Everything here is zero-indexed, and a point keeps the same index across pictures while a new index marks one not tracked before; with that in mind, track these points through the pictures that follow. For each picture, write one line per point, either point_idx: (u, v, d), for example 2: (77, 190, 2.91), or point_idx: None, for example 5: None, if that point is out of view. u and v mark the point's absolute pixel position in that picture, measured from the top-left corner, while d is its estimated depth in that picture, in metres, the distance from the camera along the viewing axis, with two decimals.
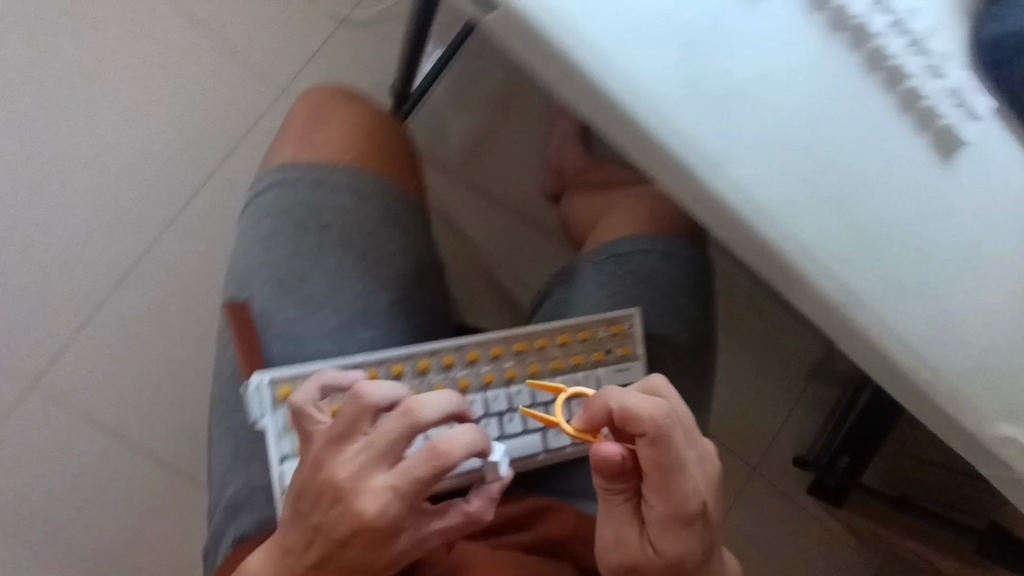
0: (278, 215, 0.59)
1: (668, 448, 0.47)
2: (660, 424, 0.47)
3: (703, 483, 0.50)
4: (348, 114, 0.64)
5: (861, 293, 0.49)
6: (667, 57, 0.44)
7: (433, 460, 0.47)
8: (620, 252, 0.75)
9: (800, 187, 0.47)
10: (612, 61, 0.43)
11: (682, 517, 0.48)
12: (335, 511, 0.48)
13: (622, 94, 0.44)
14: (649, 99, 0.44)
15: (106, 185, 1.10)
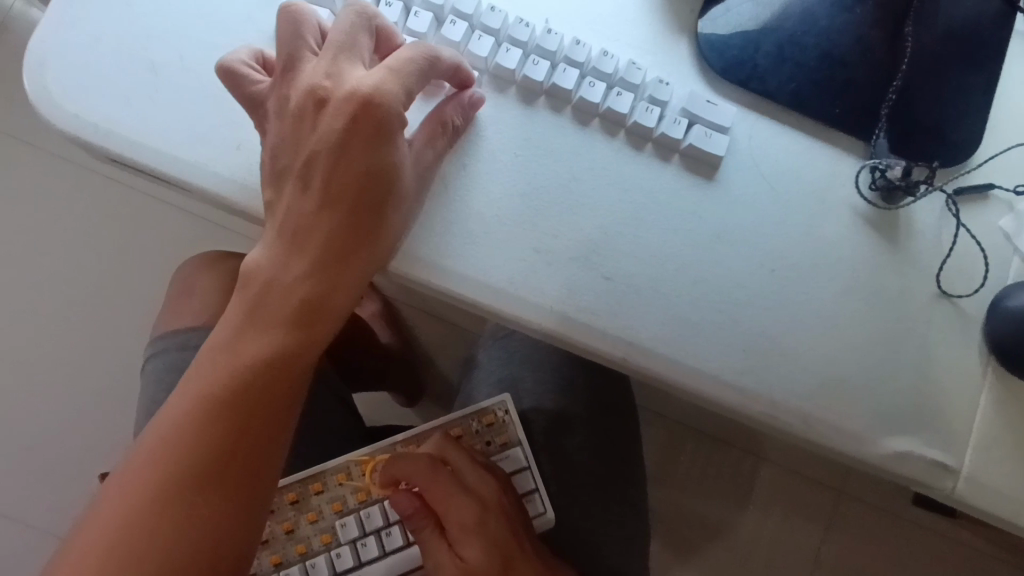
0: (154, 384, 0.65)
1: (440, 479, 0.56)
2: (427, 466, 0.56)
3: (488, 497, 0.57)
4: (213, 276, 0.73)
5: (651, 341, 0.46)
6: None
7: (370, 119, 0.41)
8: (504, 334, 0.74)
9: (536, 259, 0.46)
10: None
11: (471, 525, 0.56)
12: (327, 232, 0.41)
13: None
14: None
15: None
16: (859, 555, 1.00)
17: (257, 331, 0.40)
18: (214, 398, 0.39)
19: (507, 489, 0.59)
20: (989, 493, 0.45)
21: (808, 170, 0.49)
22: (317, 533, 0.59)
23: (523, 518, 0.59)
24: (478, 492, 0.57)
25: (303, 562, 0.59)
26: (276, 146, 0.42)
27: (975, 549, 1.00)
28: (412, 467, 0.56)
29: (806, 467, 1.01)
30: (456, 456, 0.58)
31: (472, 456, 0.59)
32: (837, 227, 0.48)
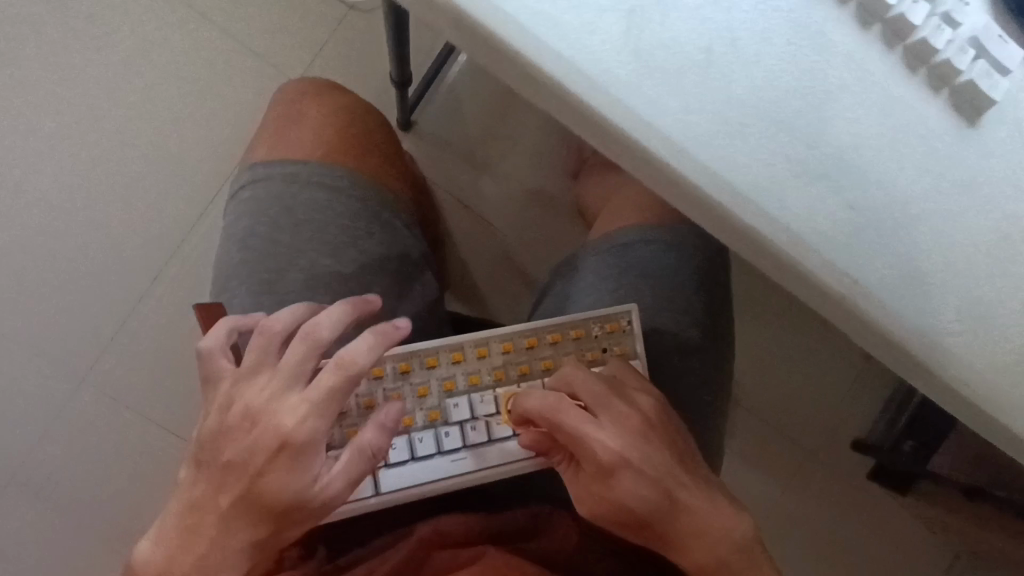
0: (252, 214, 0.59)
1: (563, 416, 0.52)
2: (545, 406, 0.53)
3: (620, 441, 0.52)
4: (321, 108, 0.63)
5: (871, 283, 0.43)
6: (617, 21, 0.38)
7: (344, 391, 0.50)
8: (622, 242, 0.69)
9: (783, 166, 0.41)
10: (555, 32, 0.38)
11: (604, 470, 0.51)
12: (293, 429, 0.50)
13: (565, 67, 0.38)
14: (600, 71, 0.38)
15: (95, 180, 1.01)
16: (821, 514, 1.11)
17: (259, 520, 0.50)
18: (230, 527, 0.50)
19: (645, 430, 0.54)
20: None
21: None
22: (426, 409, 0.58)
23: (671, 459, 0.53)
24: (603, 427, 0.52)
25: (408, 434, 0.57)
26: (243, 408, 0.50)
27: (919, 532, 1.11)
28: (534, 404, 0.53)
29: (797, 426, 1.11)
30: (576, 384, 0.54)
31: (595, 384, 0.54)
32: None
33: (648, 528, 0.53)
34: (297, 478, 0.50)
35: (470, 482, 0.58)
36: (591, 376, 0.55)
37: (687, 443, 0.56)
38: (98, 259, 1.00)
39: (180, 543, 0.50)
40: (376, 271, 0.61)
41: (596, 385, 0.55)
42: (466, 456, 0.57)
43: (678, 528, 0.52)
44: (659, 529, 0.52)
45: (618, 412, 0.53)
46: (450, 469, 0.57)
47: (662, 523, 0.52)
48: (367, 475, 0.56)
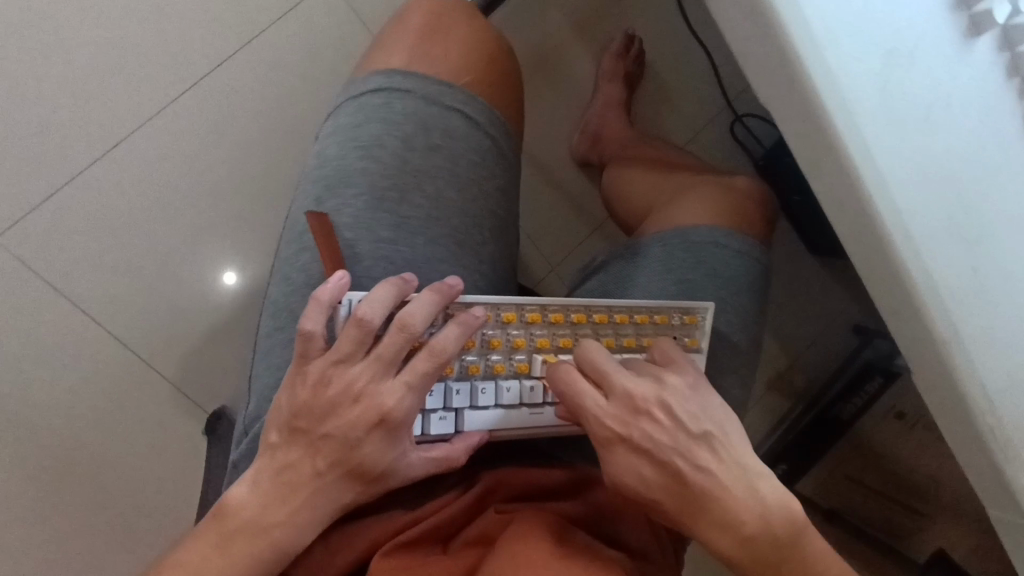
0: (384, 123, 0.55)
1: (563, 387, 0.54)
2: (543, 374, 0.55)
3: (619, 416, 0.53)
4: (470, 30, 0.59)
5: (967, 337, 0.50)
6: (879, 56, 0.43)
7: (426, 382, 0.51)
8: (693, 239, 0.73)
9: (943, 222, 0.47)
10: (819, 54, 0.42)
11: (601, 441, 0.54)
12: (351, 413, 0.50)
13: (824, 80, 0.42)
14: (848, 98, 0.43)
15: (150, 69, 1.03)
16: None
17: (350, 481, 0.52)
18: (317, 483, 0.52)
19: (643, 405, 0.53)
20: None
21: None
22: (516, 361, 0.57)
23: (675, 437, 0.52)
24: (604, 406, 0.54)
25: (497, 381, 0.56)
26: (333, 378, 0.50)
27: None
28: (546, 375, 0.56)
29: None
30: (583, 355, 0.55)
31: (602, 359, 0.55)
32: None
33: (665, 508, 0.53)
34: (389, 450, 0.52)
35: (542, 436, 0.59)
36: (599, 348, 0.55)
37: (700, 418, 0.53)
38: (143, 150, 1.04)
39: (284, 434, 0.52)
40: (491, 215, 0.58)
41: (609, 357, 0.55)
42: (547, 412, 0.58)
43: (700, 511, 0.51)
44: (677, 510, 0.52)
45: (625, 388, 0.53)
46: (528, 421, 0.58)
47: (679, 504, 0.52)
48: (452, 414, 0.56)
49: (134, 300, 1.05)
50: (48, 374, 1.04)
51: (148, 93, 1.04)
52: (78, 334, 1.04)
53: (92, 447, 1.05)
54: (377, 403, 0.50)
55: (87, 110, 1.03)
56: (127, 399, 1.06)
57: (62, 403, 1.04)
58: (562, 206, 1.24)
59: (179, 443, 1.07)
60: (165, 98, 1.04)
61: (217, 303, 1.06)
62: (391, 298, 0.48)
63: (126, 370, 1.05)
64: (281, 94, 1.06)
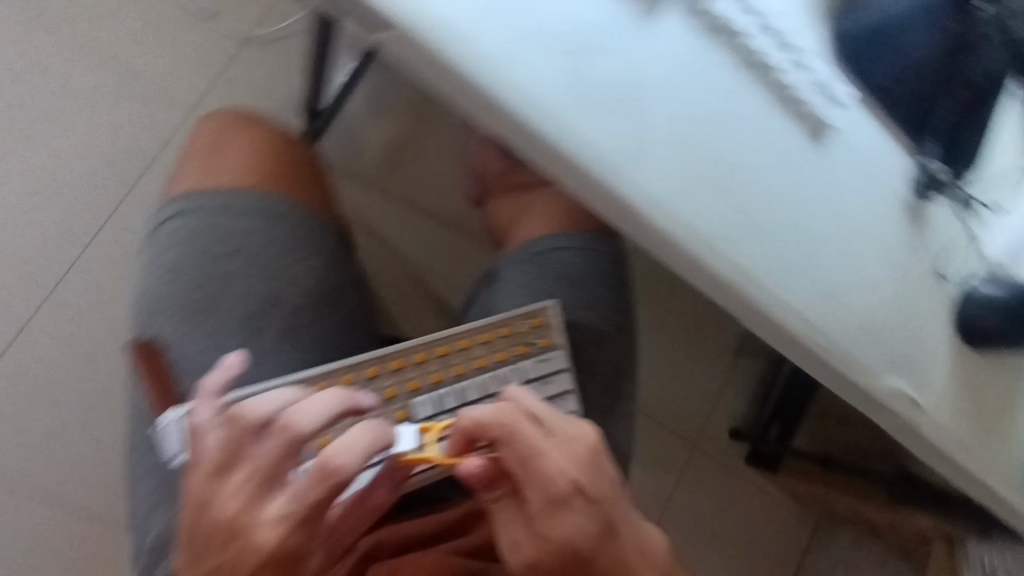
0: (186, 242, 0.58)
1: (508, 429, 0.53)
2: (500, 422, 0.52)
3: (568, 464, 0.53)
4: (253, 135, 0.64)
5: (754, 270, 0.54)
6: (565, 64, 0.49)
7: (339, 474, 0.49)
8: (539, 250, 0.77)
9: (689, 179, 0.52)
10: (503, 80, 0.49)
11: (559, 496, 0.51)
12: (231, 551, 0.48)
13: (515, 99, 0.49)
14: (544, 108, 0.49)
15: (39, 242, 1.10)
16: (704, 489, 1.32)
17: None
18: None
19: (594, 461, 0.54)
20: (938, 427, 0.63)
21: (887, 151, 0.58)
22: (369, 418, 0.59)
23: (608, 505, 0.53)
24: (551, 453, 0.52)
25: None
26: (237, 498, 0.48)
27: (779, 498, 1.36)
28: (484, 417, 0.53)
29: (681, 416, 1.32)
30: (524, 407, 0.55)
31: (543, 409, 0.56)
32: (892, 208, 0.59)
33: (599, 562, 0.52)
34: None
35: (416, 485, 0.60)
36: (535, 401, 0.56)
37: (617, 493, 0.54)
38: (50, 317, 1.09)
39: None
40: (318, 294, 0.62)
41: (544, 408, 0.56)
42: None
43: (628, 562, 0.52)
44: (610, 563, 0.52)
45: (569, 439, 0.54)
46: None
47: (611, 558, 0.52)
48: None
49: (76, 461, 1.08)
50: (8, 559, 1.04)
51: (43, 264, 1.10)
52: (29, 510, 1.06)
53: None
54: (253, 540, 0.47)
55: None
56: (94, 558, 1.06)
57: None
58: (462, 241, 1.25)
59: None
60: (59, 263, 1.10)
61: None
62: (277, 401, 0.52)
63: (86, 530, 1.07)
64: None
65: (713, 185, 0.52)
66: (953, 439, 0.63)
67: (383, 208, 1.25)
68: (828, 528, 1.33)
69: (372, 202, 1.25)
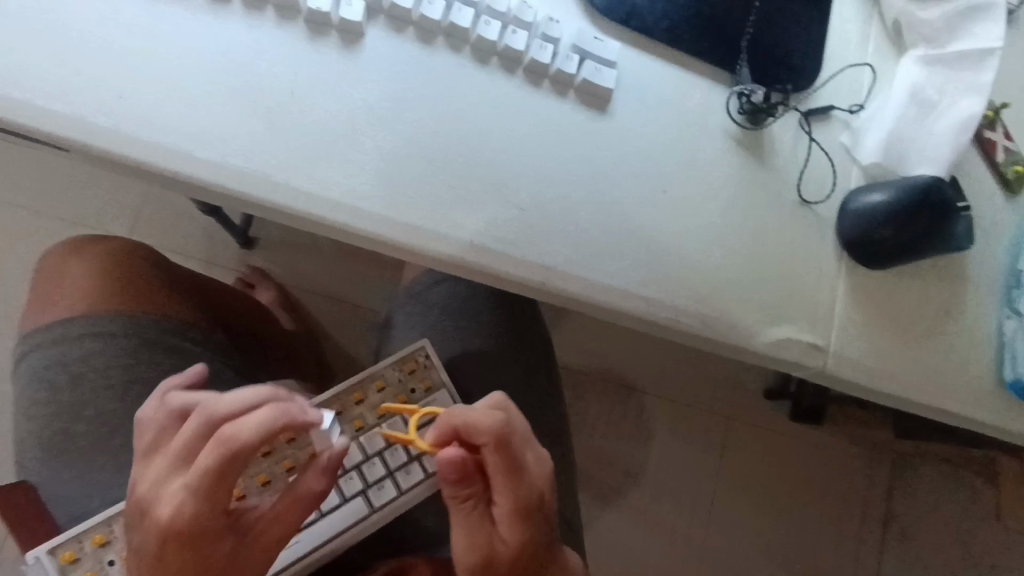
0: (32, 383, 0.59)
1: (507, 440, 0.47)
2: (497, 426, 0.47)
3: (542, 484, 0.50)
4: (86, 259, 0.65)
5: (561, 263, 0.49)
6: (258, 120, 0.44)
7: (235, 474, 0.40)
8: (416, 288, 0.75)
9: (450, 195, 0.47)
10: (195, 156, 0.43)
11: (527, 509, 0.49)
12: (143, 532, 0.41)
13: (217, 174, 0.43)
14: (251, 173, 0.44)
15: None
16: (752, 467, 1.10)
17: None
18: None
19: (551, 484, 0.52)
20: (853, 364, 0.55)
21: (688, 95, 0.54)
22: None
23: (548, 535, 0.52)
24: (530, 475, 0.49)
25: None
26: (151, 483, 0.42)
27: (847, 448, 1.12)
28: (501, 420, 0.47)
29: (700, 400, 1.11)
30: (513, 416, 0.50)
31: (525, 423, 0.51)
32: (714, 151, 0.54)
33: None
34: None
35: (310, 564, 0.60)
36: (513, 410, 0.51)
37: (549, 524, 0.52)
38: None
39: None
40: None
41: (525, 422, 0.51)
42: (299, 540, 0.59)
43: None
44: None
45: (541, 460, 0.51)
46: (285, 557, 0.59)
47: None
48: None
49: None
50: None
51: None
52: None
53: None
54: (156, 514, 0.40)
55: None
56: None
57: None
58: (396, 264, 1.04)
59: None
60: None
61: None
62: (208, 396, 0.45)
63: None
64: None
65: (484, 191, 0.48)
66: (874, 372, 0.55)
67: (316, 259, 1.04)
68: (907, 468, 1.11)
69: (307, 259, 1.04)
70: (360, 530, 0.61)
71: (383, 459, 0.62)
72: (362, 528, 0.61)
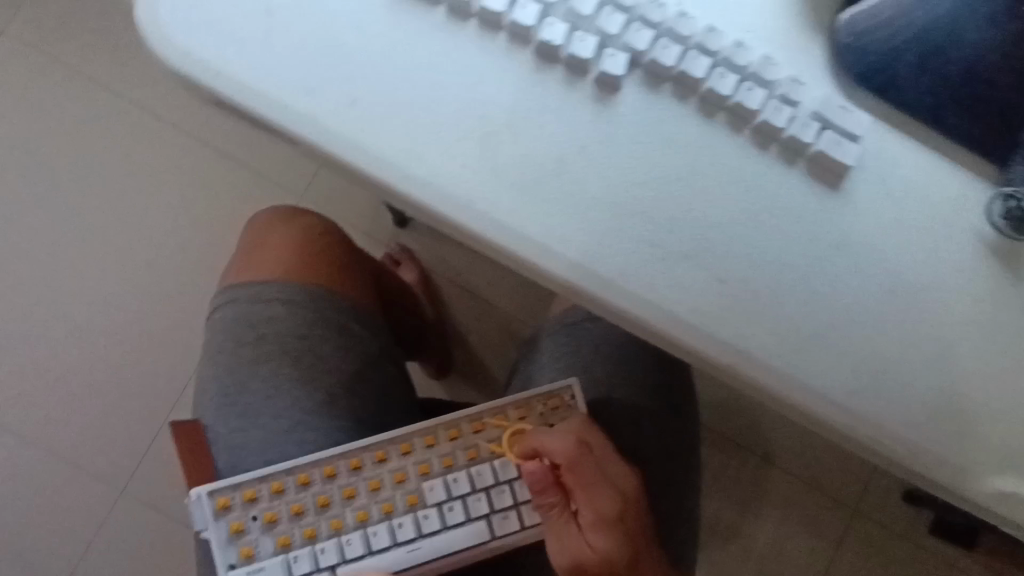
0: (222, 336, 0.66)
1: (578, 463, 0.58)
2: (575, 453, 0.58)
3: (621, 495, 0.60)
4: (288, 232, 0.72)
5: (754, 348, 0.44)
6: (474, 143, 0.44)
7: None
8: (570, 319, 0.73)
9: (648, 252, 0.44)
10: (414, 172, 0.43)
11: (607, 516, 0.58)
12: None
13: (426, 192, 0.43)
14: (465, 194, 0.44)
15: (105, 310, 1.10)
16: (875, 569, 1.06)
17: None
18: None
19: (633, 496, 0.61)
20: None
21: (944, 184, 0.46)
22: (379, 502, 0.61)
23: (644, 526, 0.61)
24: (620, 483, 0.60)
25: (363, 528, 0.60)
26: None
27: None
28: (571, 448, 0.58)
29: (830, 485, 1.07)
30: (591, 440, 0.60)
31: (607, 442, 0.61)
32: (966, 252, 0.45)
33: None
34: None
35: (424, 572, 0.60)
36: (596, 431, 0.61)
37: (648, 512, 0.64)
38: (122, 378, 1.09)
39: None
40: (335, 371, 0.66)
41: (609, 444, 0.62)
42: (421, 545, 0.60)
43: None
44: None
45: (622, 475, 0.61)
46: (407, 559, 0.59)
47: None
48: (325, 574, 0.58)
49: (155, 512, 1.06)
50: None
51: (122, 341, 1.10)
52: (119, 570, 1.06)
53: None
54: None
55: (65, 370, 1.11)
56: None
57: None
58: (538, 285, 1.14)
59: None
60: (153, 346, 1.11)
61: None
62: None
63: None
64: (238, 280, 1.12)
65: (686, 254, 0.45)
66: None
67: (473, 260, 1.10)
68: None
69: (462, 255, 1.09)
70: (474, 553, 0.61)
71: (512, 489, 0.62)
72: (477, 552, 0.61)
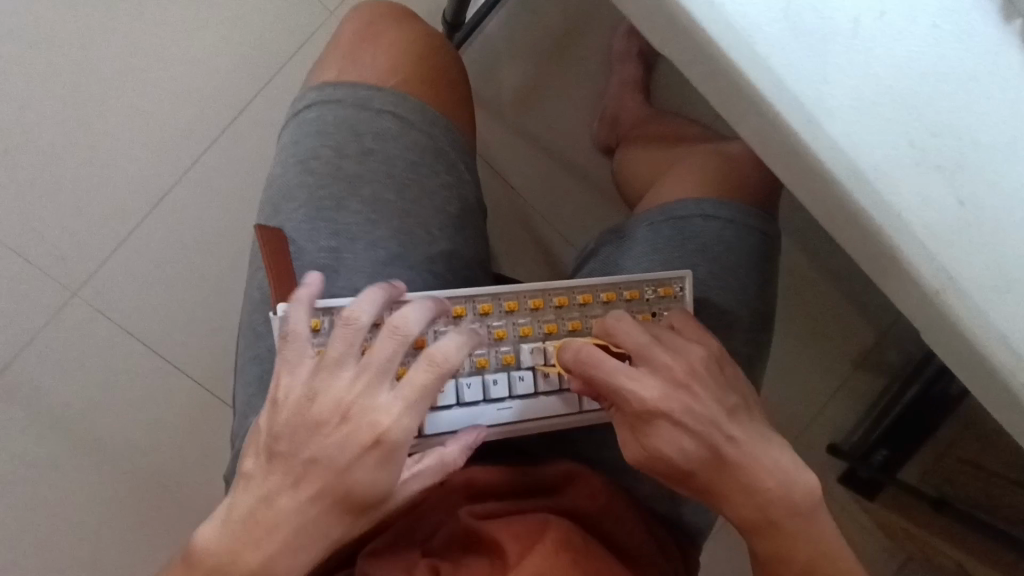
0: (318, 139, 0.57)
1: (594, 366, 0.52)
2: (580, 358, 0.52)
3: (664, 390, 0.52)
4: (402, 32, 0.61)
5: (970, 282, 0.42)
6: None
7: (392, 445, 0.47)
8: (678, 213, 0.68)
9: (906, 151, 0.40)
10: None
11: (648, 415, 0.52)
12: (342, 432, 0.47)
13: (708, 14, 0.37)
14: (750, 27, 0.38)
15: (101, 94, 0.97)
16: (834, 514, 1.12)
17: (340, 512, 0.48)
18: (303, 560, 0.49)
19: (693, 384, 0.53)
20: None
21: None
22: (474, 355, 0.57)
23: (711, 411, 0.52)
24: (669, 375, 0.53)
25: (457, 378, 0.56)
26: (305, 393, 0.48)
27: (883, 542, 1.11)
28: (580, 350, 0.52)
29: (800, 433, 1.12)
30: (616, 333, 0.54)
31: (638, 332, 0.54)
32: None
33: (723, 475, 0.52)
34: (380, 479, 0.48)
35: (508, 433, 0.57)
36: (624, 320, 0.55)
37: (728, 391, 0.54)
38: (114, 175, 0.97)
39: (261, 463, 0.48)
40: (437, 212, 0.59)
41: (646, 335, 0.54)
42: (513, 406, 0.57)
43: (753, 479, 0.52)
44: (737, 477, 0.52)
45: (670, 365, 0.53)
46: (495, 417, 0.57)
47: (735, 471, 0.52)
48: None
49: (137, 322, 0.97)
50: (56, 426, 0.96)
51: (116, 142, 0.97)
52: (79, 380, 0.96)
53: (114, 497, 0.96)
54: (372, 422, 0.47)
55: (39, 154, 0.96)
56: (152, 450, 0.97)
57: (81, 460, 0.96)
58: (575, 189, 1.10)
59: (212, 499, 0.97)
60: (144, 153, 0.97)
61: (222, 331, 0.97)
62: (376, 304, 0.47)
63: (138, 416, 0.96)
64: (255, 87, 0.98)
65: (942, 164, 0.40)
66: None
67: (518, 145, 1.10)
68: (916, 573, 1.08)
69: (511, 138, 1.10)
70: (559, 422, 0.58)
71: None
72: (562, 421, 0.58)
